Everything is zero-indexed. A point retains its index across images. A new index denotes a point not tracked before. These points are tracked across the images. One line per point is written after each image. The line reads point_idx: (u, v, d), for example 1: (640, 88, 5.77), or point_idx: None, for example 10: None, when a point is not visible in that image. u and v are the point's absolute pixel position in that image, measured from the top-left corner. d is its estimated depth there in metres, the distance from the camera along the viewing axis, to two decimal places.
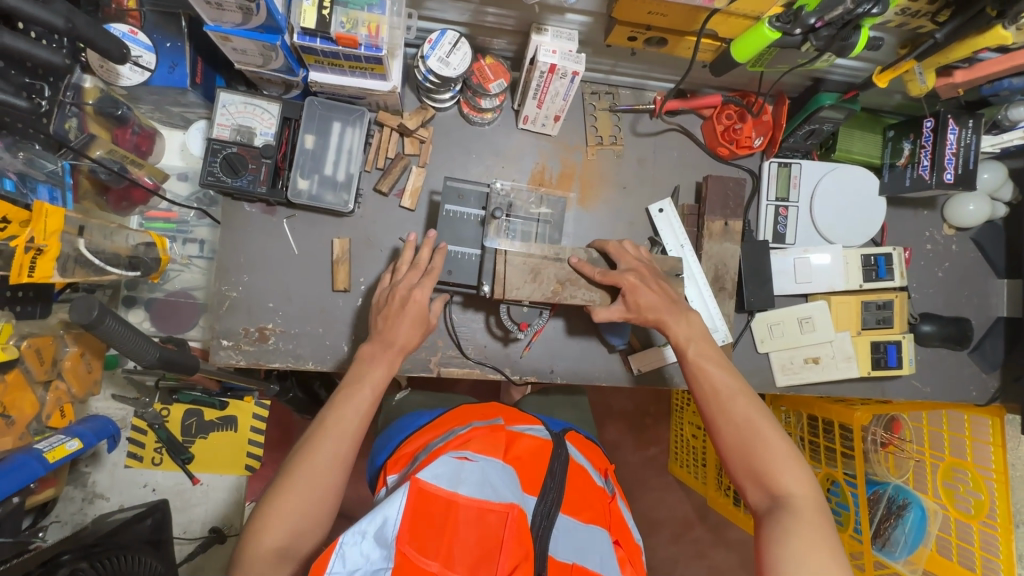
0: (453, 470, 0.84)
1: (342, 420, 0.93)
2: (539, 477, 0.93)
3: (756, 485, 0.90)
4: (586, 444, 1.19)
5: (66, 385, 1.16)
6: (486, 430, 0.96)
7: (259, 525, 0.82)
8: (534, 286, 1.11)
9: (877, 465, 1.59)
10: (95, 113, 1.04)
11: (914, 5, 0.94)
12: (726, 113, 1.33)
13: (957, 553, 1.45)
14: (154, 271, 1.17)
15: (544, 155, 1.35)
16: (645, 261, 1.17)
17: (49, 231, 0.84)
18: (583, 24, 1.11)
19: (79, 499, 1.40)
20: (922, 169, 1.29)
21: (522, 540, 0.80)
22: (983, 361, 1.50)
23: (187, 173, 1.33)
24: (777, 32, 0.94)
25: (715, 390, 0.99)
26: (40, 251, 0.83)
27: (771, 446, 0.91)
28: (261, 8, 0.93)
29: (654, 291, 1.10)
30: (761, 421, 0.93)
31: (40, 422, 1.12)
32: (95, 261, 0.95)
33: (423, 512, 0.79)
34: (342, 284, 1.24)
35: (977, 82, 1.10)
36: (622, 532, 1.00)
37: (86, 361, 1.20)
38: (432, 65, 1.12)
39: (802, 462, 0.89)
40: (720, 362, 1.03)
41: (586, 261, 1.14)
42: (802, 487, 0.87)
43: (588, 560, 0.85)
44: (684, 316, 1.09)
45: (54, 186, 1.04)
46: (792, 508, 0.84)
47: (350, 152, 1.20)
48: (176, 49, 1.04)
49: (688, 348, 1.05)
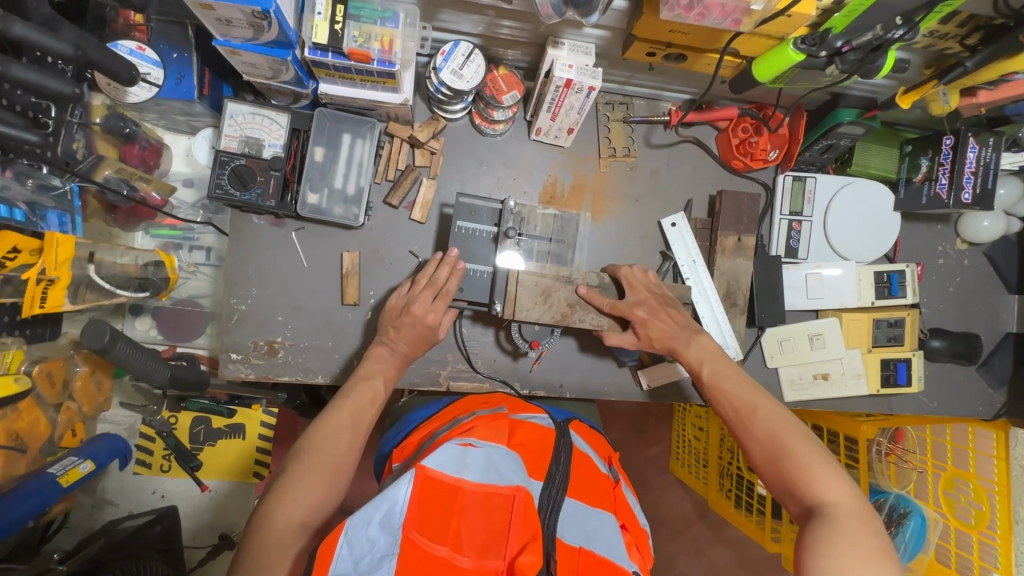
0: (457, 456, 0.84)
1: (358, 409, 0.96)
2: (543, 463, 0.94)
3: (791, 496, 0.87)
4: (588, 432, 1.19)
5: (77, 404, 1.18)
6: (487, 421, 0.98)
7: (281, 497, 0.80)
8: (544, 308, 1.11)
9: (879, 474, 1.57)
10: (103, 132, 1.01)
11: (943, 28, 0.92)
12: (741, 126, 1.31)
13: (955, 561, 1.46)
14: (164, 290, 1.15)
15: (556, 166, 1.33)
16: (653, 286, 1.17)
17: (60, 260, 0.86)
18: (600, 38, 1.08)
19: (88, 505, 1.40)
20: (941, 187, 1.27)
21: (529, 522, 0.78)
22: (990, 376, 1.51)
23: (193, 180, 1.31)
24: (803, 54, 0.91)
25: (737, 406, 0.99)
26: (52, 283, 0.85)
27: (801, 455, 0.88)
28: (273, 24, 0.88)
29: (665, 321, 1.13)
30: (785, 430, 0.92)
31: (54, 443, 1.12)
32: (107, 286, 0.98)
33: (430, 497, 0.78)
34: (351, 298, 1.23)
35: (1000, 102, 1.08)
36: (628, 517, 1.01)
37: (96, 379, 1.23)
38: (445, 78, 1.10)
39: (837, 468, 0.86)
40: (738, 379, 1.04)
41: (597, 290, 1.15)
42: (837, 493, 0.83)
43: (596, 546, 0.83)
44: (694, 340, 1.11)
45: (63, 211, 0.99)
46: (828, 514, 0.81)
47: (360, 165, 1.18)
48: (183, 60, 1.02)
49: (703, 369, 1.07)
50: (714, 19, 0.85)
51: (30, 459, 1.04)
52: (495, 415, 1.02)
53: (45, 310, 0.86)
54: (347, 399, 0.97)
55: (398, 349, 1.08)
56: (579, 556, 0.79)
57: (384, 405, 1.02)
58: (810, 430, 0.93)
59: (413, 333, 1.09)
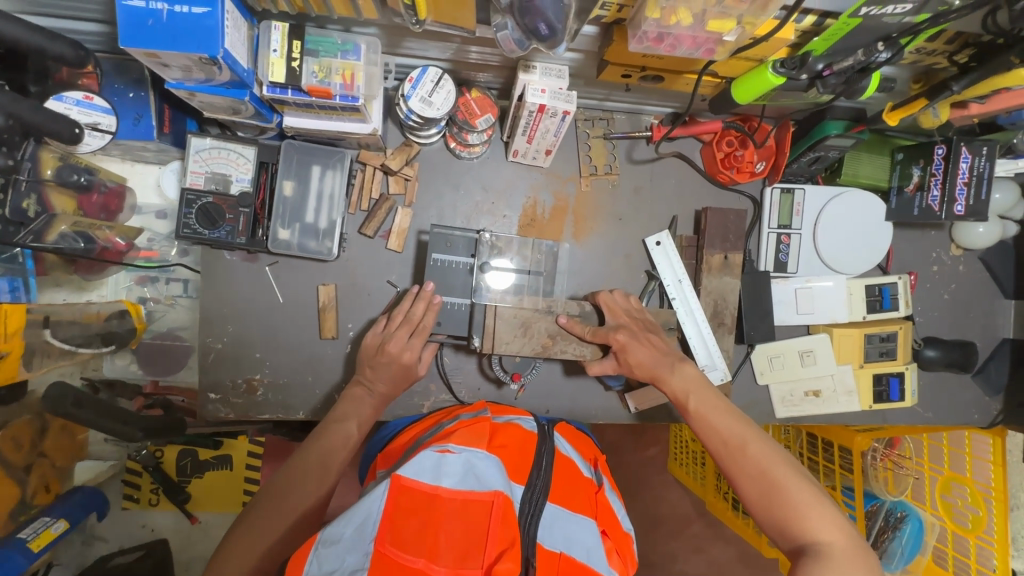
0: (434, 462, 0.78)
1: (328, 453, 0.93)
2: (525, 467, 0.89)
3: (781, 534, 0.82)
4: (575, 434, 1.14)
5: (49, 460, 1.16)
6: (468, 424, 0.93)
7: (234, 546, 0.80)
8: (524, 340, 1.09)
9: (875, 480, 1.54)
10: (56, 184, 0.95)
11: (930, 45, 0.88)
12: (726, 139, 1.26)
13: (954, 564, 1.41)
14: (132, 339, 1.20)
15: (536, 188, 1.29)
16: (636, 313, 1.14)
17: (11, 332, 0.85)
18: (574, 60, 1.03)
19: (78, 542, 1.35)
20: (932, 199, 1.23)
21: (508, 527, 0.73)
22: (986, 384, 1.48)
23: (166, 211, 1.23)
24: (782, 78, 0.86)
25: (726, 440, 0.90)
26: (3, 357, 0.84)
27: (793, 491, 0.82)
28: (223, 68, 0.84)
29: (645, 346, 1.06)
30: (777, 466, 0.84)
31: (25, 502, 1.09)
32: (63, 348, 0.99)
33: (405, 507, 0.72)
34: (329, 332, 1.21)
35: (994, 113, 1.03)
36: (609, 522, 0.93)
37: (69, 431, 1.22)
38: (414, 106, 1.05)
39: (829, 503, 0.81)
40: (725, 408, 0.95)
41: (577, 319, 1.12)
42: (831, 531, 0.78)
43: (576, 551, 0.77)
44: (678, 368, 1.03)
45: (14, 276, 0.96)
46: (823, 556, 0.76)
47: (331, 197, 1.15)
48: (139, 99, 1.00)
49: (689, 399, 0.98)
50: (685, 50, 0.81)
51: None
52: (477, 417, 0.97)
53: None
54: (318, 441, 0.94)
55: (376, 389, 1.06)
56: (559, 562, 0.74)
57: (359, 448, 0.99)
58: (799, 460, 0.87)
59: (388, 372, 1.06)
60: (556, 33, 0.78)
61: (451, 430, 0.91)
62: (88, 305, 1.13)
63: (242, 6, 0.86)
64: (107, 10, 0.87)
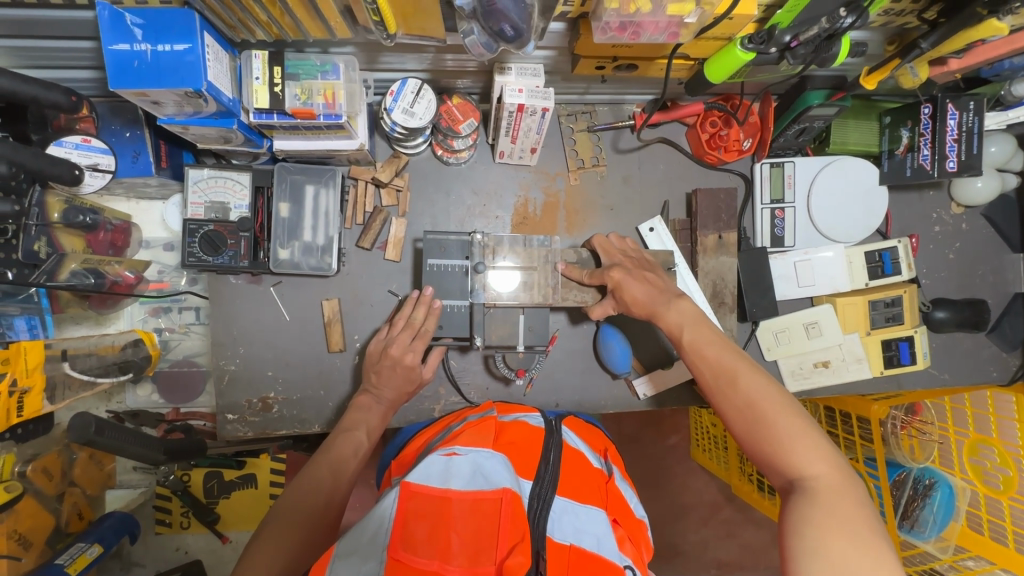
0: (442, 466, 0.80)
1: (339, 461, 0.95)
2: (534, 462, 0.90)
3: (771, 470, 0.77)
4: (584, 428, 1.15)
5: (80, 488, 1.24)
6: (476, 425, 0.95)
7: (255, 557, 0.78)
8: (524, 293, 1.15)
9: (897, 449, 1.42)
10: (64, 227, 1.00)
11: (897, 6, 0.89)
12: (710, 120, 1.26)
13: (988, 528, 1.32)
14: (148, 366, 1.24)
15: (525, 186, 1.31)
16: (632, 256, 1.16)
17: (32, 367, 0.90)
18: (547, 57, 1.05)
19: (116, 569, 1.38)
20: (923, 158, 1.21)
21: (517, 523, 0.74)
22: (1001, 340, 1.46)
23: (173, 243, 1.28)
24: (751, 53, 0.87)
25: (717, 371, 0.87)
26: (25, 392, 0.89)
27: (781, 423, 0.77)
28: (208, 100, 0.88)
29: (639, 282, 1.07)
30: (766, 397, 0.80)
31: (60, 531, 1.16)
32: (82, 379, 1.03)
33: (415, 511, 0.74)
34: (336, 345, 1.24)
35: (976, 66, 1.02)
36: (621, 511, 0.92)
37: (96, 460, 1.30)
38: (397, 119, 1.07)
39: (820, 437, 0.76)
40: (720, 342, 0.92)
41: (574, 265, 1.18)
42: (820, 465, 0.73)
43: (586, 541, 0.78)
44: (673, 303, 1.01)
45: (31, 314, 1.03)
46: (807, 490, 0.71)
47: (327, 214, 1.18)
48: (136, 138, 1.06)
49: (683, 334, 0.96)
50: (650, 36, 0.83)
51: (33, 560, 1.06)
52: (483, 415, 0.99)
53: (25, 417, 0.90)
54: (329, 451, 0.96)
55: (383, 395, 1.09)
56: (569, 553, 0.75)
57: (370, 457, 1.01)
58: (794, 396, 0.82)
59: (393, 377, 1.10)
60: (521, 34, 0.79)
61: (458, 433, 0.94)
62: (104, 337, 1.17)
63: (222, 39, 0.90)
64: (99, 58, 0.93)
